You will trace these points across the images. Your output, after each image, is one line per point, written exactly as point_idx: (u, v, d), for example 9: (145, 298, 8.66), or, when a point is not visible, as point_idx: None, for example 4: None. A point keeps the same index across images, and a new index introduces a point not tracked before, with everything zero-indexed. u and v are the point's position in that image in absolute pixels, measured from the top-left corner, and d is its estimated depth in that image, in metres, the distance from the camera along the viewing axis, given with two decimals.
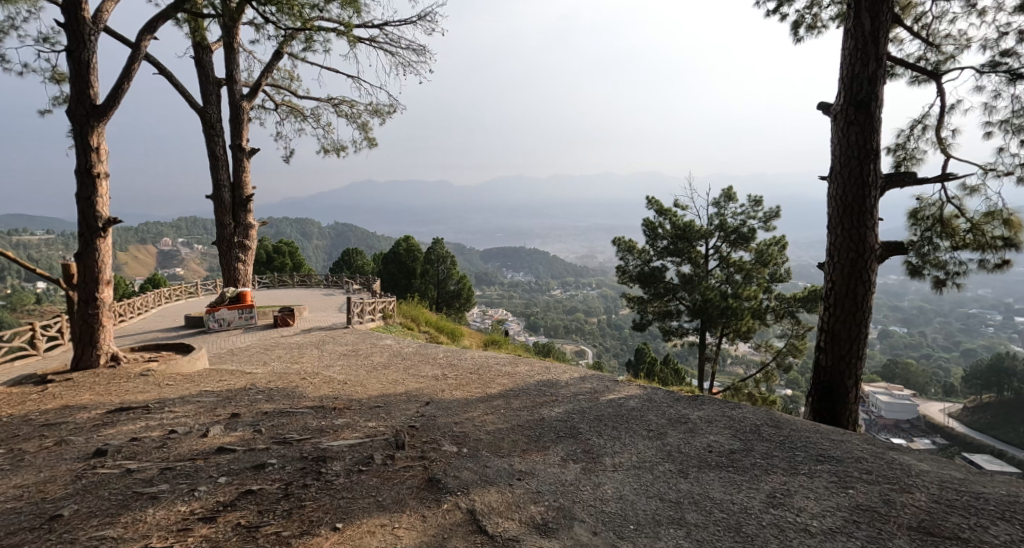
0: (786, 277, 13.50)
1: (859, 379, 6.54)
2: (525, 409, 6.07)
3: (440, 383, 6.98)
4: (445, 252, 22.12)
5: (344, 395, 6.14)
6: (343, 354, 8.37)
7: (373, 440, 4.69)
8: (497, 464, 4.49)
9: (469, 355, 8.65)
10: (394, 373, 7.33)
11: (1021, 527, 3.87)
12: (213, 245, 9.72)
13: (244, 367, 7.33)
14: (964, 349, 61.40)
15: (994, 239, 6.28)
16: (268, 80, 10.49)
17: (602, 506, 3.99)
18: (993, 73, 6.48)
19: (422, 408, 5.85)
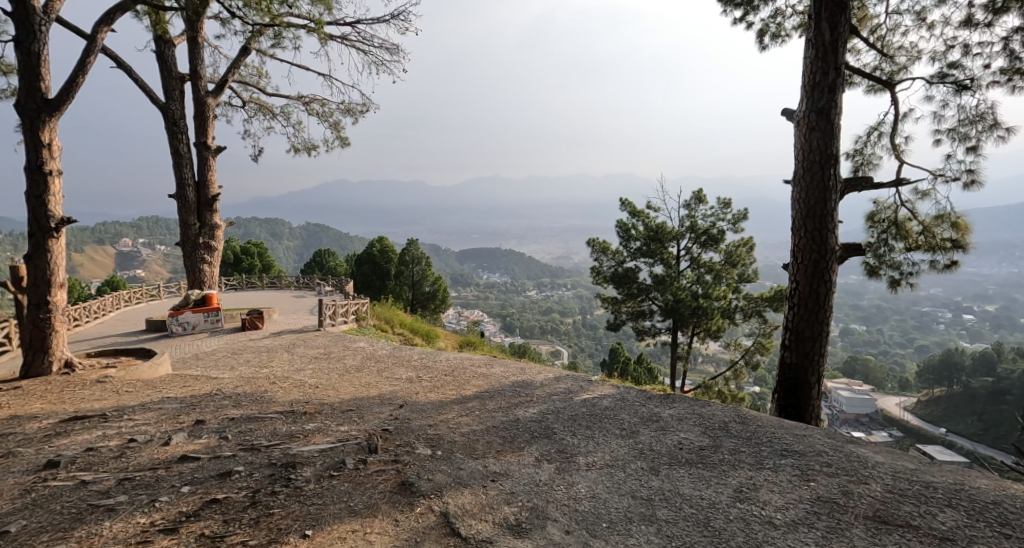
0: (753, 278, 14.00)
1: (821, 375, 6.82)
2: (500, 410, 6.17)
3: (413, 385, 7.03)
4: (420, 253, 22.13)
5: (315, 399, 6.15)
6: (315, 358, 8.35)
7: (345, 445, 4.74)
8: (471, 465, 4.59)
9: (443, 357, 8.71)
10: (367, 376, 7.36)
11: (967, 513, 4.12)
12: (177, 246, 9.49)
13: (210, 372, 7.27)
14: (918, 346, 63.98)
15: (944, 241, 6.62)
16: (235, 77, 10.34)
17: (576, 505, 4.13)
18: (942, 83, 6.83)
19: (397, 411, 5.91)
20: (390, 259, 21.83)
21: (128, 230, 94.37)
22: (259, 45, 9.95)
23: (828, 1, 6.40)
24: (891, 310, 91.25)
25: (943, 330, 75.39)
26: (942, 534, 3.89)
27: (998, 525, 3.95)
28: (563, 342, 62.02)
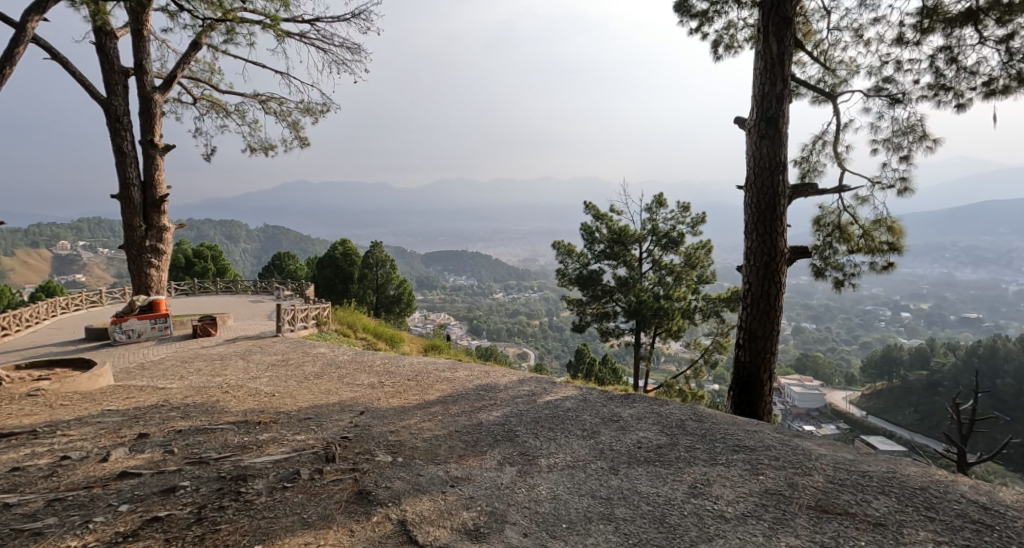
0: (711, 279, 14.54)
1: (772, 372, 7.13)
2: (463, 414, 6.24)
3: (375, 391, 7.03)
4: (384, 256, 22.01)
5: (270, 408, 6.10)
6: (272, 365, 8.25)
7: (301, 455, 4.74)
8: (431, 471, 4.66)
9: (406, 362, 8.73)
10: (327, 383, 7.32)
11: (898, 499, 4.40)
12: (121, 249, 9.13)
13: (156, 383, 7.11)
14: (862, 342, 66.93)
15: (882, 244, 7.01)
16: (184, 72, 10.11)
17: (536, 507, 4.25)
18: (877, 96, 7.24)
19: (357, 418, 5.93)
20: (353, 262, 21.56)
21: (70, 233, 90.14)
22: (211, 40, 9.75)
23: (775, 16, 6.71)
24: (838, 308, 95.21)
25: (885, 326, 79.15)
26: (875, 520, 4.15)
27: (924, 509, 4.23)
28: (529, 344, 62.42)
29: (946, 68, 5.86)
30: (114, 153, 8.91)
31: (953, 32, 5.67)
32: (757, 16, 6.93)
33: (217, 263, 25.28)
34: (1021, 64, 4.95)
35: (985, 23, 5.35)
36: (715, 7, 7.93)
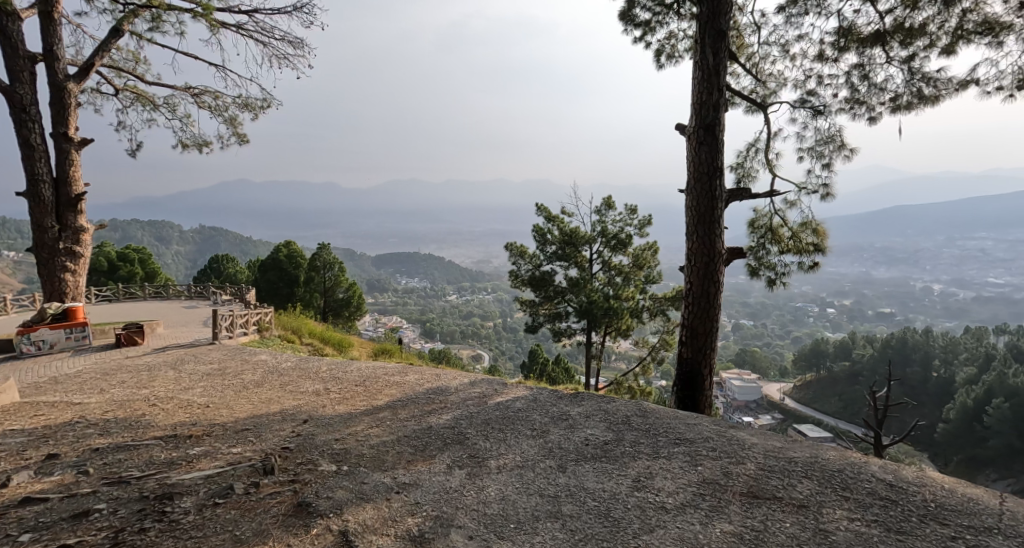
0: (658, 279, 15.11)
1: (712, 367, 7.52)
2: (412, 419, 6.30)
3: (320, 399, 7.01)
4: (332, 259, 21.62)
5: (203, 420, 5.99)
6: (208, 375, 8.08)
7: (235, 468, 4.71)
8: (376, 479, 4.72)
9: (353, 367, 8.68)
10: (269, 391, 7.26)
11: (820, 482, 4.73)
12: (31, 253, 8.71)
13: (72, 398, 6.83)
14: (796, 337, 70.67)
15: (809, 244, 7.52)
16: (103, 61, 9.69)
17: (485, 509, 4.37)
18: (802, 108, 7.75)
19: (299, 427, 5.90)
20: (299, 265, 20.99)
21: None
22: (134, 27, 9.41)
23: (711, 28, 7.09)
24: (776, 306, 99.73)
25: (816, 322, 83.71)
26: (799, 501, 4.45)
27: (841, 490, 4.57)
28: (482, 346, 62.60)
29: (860, 84, 6.34)
30: (21, 147, 8.53)
31: (865, 51, 6.15)
32: (695, 29, 7.30)
33: (144, 267, 24.04)
34: (921, 83, 5.44)
35: (892, 45, 5.84)
36: (657, 17, 8.27)
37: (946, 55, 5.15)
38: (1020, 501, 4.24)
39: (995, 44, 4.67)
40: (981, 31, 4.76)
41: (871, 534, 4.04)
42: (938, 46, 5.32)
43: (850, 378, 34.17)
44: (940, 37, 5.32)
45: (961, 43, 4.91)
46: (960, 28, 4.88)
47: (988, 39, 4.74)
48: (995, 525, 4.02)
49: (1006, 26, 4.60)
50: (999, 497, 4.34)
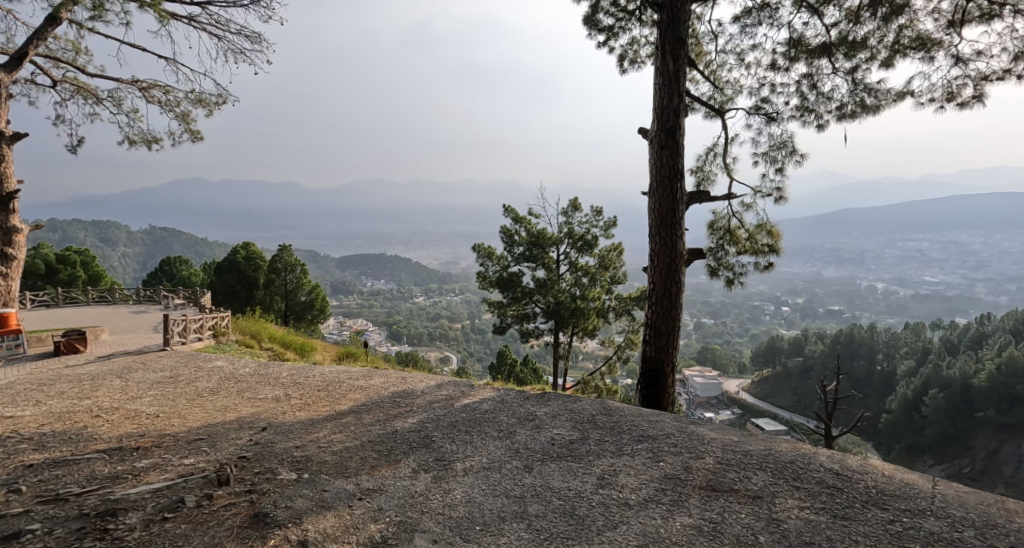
0: (623, 280, 15.51)
1: (675, 365, 7.79)
2: (377, 423, 5.68)
3: (279, 405, 6.30)
4: (294, 260, 21.18)
5: (153, 430, 5.51)
6: (158, 383, 7.47)
7: (186, 481, 4.30)
8: (337, 486, 4.33)
9: (316, 372, 7.80)
10: (224, 400, 6.58)
11: (774, 473, 4.79)
12: None
13: (3, 411, 6.28)
14: (754, 334, 72.99)
15: (764, 245, 7.86)
16: (40, 51, 9.36)
17: (450, 512, 4.10)
18: (757, 114, 8.10)
19: (258, 436, 5.36)
20: (258, 267, 20.24)
21: None
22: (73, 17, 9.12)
23: (671, 36, 7.34)
24: (736, 305, 102.44)
25: (773, 319, 86.58)
26: (754, 493, 4.48)
27: (792, 480, 4.66)
28: (449, 348, 62.51)
29: (809, 93, 6.69)
30: None
31: (813, 62, 6.49)
32: (655, 37, 7.56)
33: (87, 270, 23.52)
34: (864, 93, 5.79)
35: (837, 56, 6.18)
36: (620, 22, 8.51)
37: (886, 67, 5.50)
38: (950, 483, 4.52)
39: (927, 60, 5.02)
40: (915, 46, 5.11)
41: (820, 520, 4.10)
42: (879, 59, 5.66)
43: (801, 373, 36.75)
44: (880, 51, 5.67)
45: (898, 57, 5.25)
46: (897, 43, 5.21)
47: (921, 54, 5.08)
48: (928, 507, 4.21)
49: (937, 42, 4.96)
50: (933, 480, 4.60)
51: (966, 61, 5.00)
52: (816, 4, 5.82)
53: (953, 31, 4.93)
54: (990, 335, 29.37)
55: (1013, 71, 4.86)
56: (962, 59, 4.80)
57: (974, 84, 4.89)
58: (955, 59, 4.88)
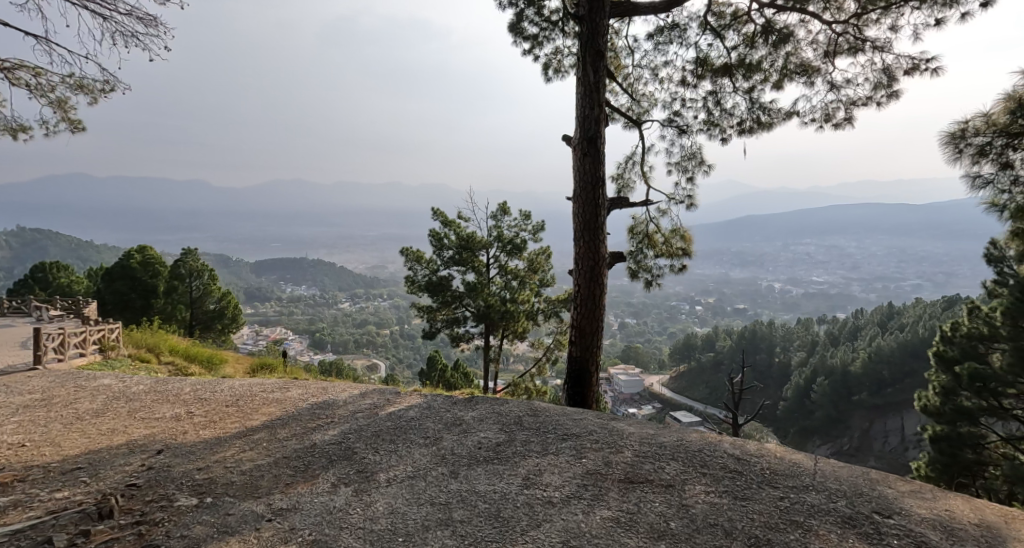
0: (551, 282, 16.00)
1: (599, 364, 8.05)
2: (292, 437, 5.44)
3: (180, 424, 5.66)
4: (199, 266, 19.67)
5: (22, 461, 4.77)
6: (24, 408, 6.22)
7: (59, 517, 3.86)
8: (243, 508, 4.13)
9: (224, 385, 7.11)
10: (112, 420, 5.76)
11: (686, 463, 5.02)
12: None
13: None
14: (673, 333, 76.70)
15: (678, 248, 8.29)
16: None
17: (372, 525, 4.06)
18: (670, 126, 8.53)
19: (152, 457, 4.86)
20: (158, 275, 18.40)
21: None
22: None
23: (591, 48, 7.58)
24: (656, 305, 106.89)
25: (689, 318, 91.32)
26: (667, 482, 4.67)
27: (699, 467, 4.92)
28: (376, 354, 61.40)
29: (714, 109, 7.13)
30: None
31: (717, 81, 6.93)
32: (577, 47, 7.77)
33: None
34: (759, 112, 6.25)
35: (736, 77, 6.63)
36: (543, 32, 8.71)
37: (777, 89, 5.97)
38: (830, 460, 5.01)
39: (808, 85, 5.51)
40: (798, 72, 5.60)
41: (723, 503, 4.32)
42: (770, 81, 6.13)
43: (714, 367, 39.30)
44: (772, 74, 6.14)
45: (785, 80, 5.72)
46: (784, 68, 5.68)
47: (804, 79, 5.57)
48: (810, 483, 4.61)
49: (816, 70, 5.45)
50: (815, 459, 5.07)
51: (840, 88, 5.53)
52: (718, 28, 6.23)
53: (829, 60, 5.44)
54: (865, 327, 32.82)
55: (875, 99, 5.43)
56: (836, 86, 5.31)
57: (845, 109, 5.42)
58: (830, 85, 5.38)
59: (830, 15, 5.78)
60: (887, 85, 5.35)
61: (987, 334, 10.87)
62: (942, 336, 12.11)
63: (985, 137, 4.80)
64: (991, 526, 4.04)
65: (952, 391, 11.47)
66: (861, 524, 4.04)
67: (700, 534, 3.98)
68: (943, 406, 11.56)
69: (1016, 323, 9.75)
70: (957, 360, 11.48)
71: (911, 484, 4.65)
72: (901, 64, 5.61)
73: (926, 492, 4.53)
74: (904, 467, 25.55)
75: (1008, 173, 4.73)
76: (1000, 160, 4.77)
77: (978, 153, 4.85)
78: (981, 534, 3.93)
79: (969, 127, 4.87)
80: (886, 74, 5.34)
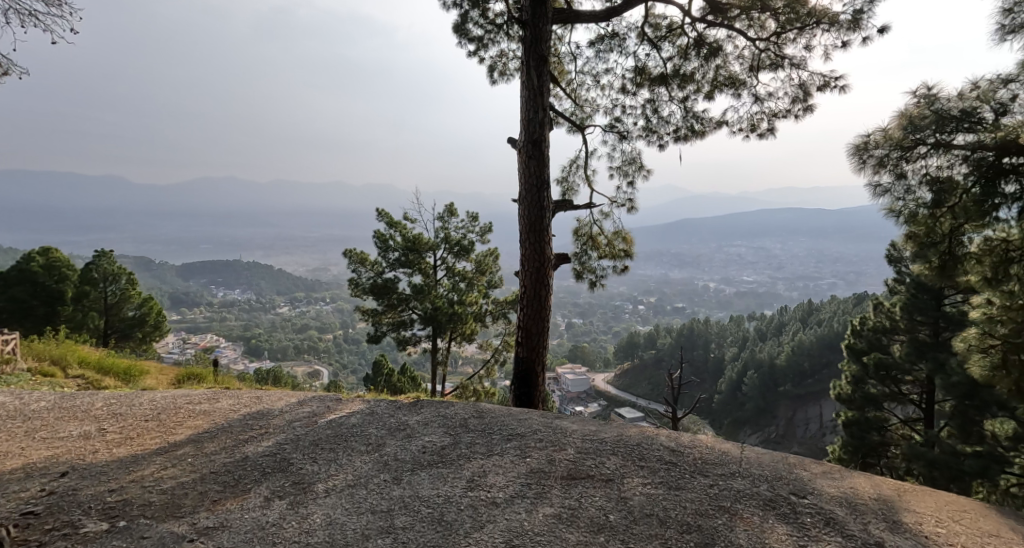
0: (499, 284, 16.05)
1: (544, 364, 8.06)
2: (221, 451, 5.17)
3: (90, 443, 5.25)
4: (115, 268, 18.42)
5: None
6: None
7: None
8: (161, 530, 3.89)
9: (144, 398, 6.64)
10: (10, 442, 5.25)
11: (626, 457, 5.07)
12: None
13: None
14: (616, 333, 78.43)
15: (621, 250, 8.42)
16: None
17: (308, 539, 3.90)
18: (611, 131, 8.65)
19: (55, 481, 4.48)
20: (63, 278, 17.23)
21: None
22: None
23: (534, 53, 7.60)
24: (601, 305, 108.89)
25: (632, 317, 93.71)
26: (607, 477, 4.70)
27: (637, 460, 4.98)
28: (320, 360, 60.11)
29: (652, 116, 7.28)
30: None
31: (654, 89, 7.09)
32: (521, 52, 7.77)
33: None
34: (693, 120, 6.42)
35: (671, 86, 6.80)
36: (489, 34, 8.66)
37: (709, 99, 6.14)
38: (754, 448, 5.18)
39: (736, 97, 5.70)
40: (727, 84, 5.78)
41: (658, 494, 4.39)
42: (702, 92, 6.32)
43: (655, 363, 40.44)
44: (704, 85, 6.33)
45: (715, 91, 5.90)
46: (714, 79, 5.85)
47: (732, 90, 5.77)
48: (737, 470, 4.76)
49: (743, 82, 5.65)
50: (741, 447, 5.23)
51: (763, 100, 5.75)
52: (654, 39, 6.37)
53: (754, 74, 5.66)
54: (788, 323, 34.71)
55: (793, 113, 5.68)
56: (760, 97, 5.51)
57: (768, 120, 5.64)
58: (755, 97, 5.58)
59: (753, 32, 6.03)
60: (803, 100, 5.61)
61: (889, 327, 11.74)
62: (851, 330, 12.84)
63: (883, 150, 5.07)
64: (889, 500, 4.28)
65: (860, 380, 12.08)
66: (780, 505, 4.20)
67: (637, 525, 4.02)
68: (852, 394, 12.17)
69: (913, 317, 10.99)
70: (864, 351, 12.15)
71: (823, 466, 4.87)
72: (814, 81, 5.90)
73: (836, 472, 4.77)
74: (823, 451, 27.13)
75: (902, 183, 5.00)
76: (897, 170, 5.03)
77: (878, 164, 5.12)
78: (880, 508, 4.16)
79: (870, 140, 5.15)
80: (802, 90, 5.59)
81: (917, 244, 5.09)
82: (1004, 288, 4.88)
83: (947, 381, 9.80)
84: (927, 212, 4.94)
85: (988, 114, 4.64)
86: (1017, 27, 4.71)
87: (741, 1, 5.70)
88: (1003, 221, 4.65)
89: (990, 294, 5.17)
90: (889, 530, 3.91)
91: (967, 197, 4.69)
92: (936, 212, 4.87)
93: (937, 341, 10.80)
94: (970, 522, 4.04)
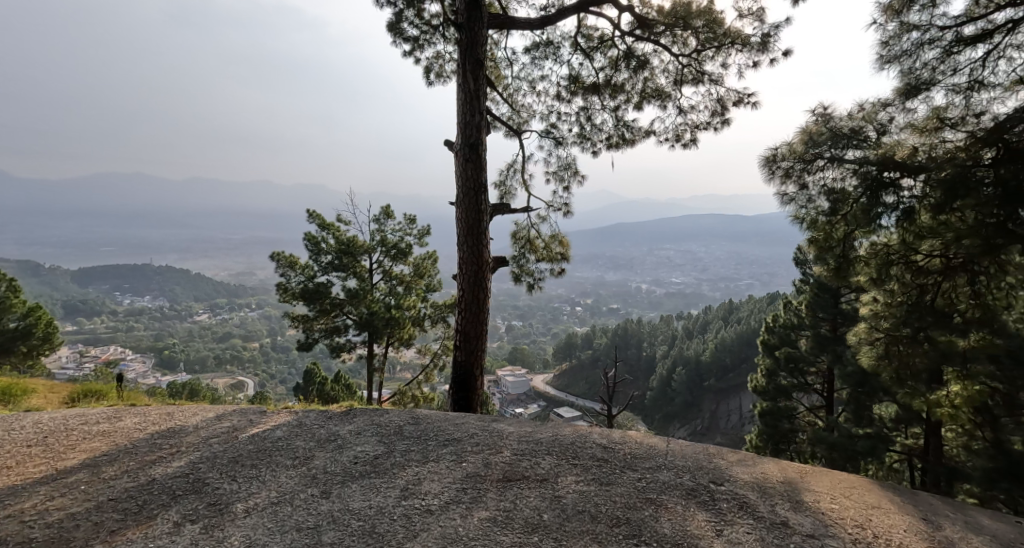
0: (437, 287, 15.80)
1: (483, 368, 7.93)
2: (125, 474, 4.74)
3: None
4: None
5: None
6: None
7: None
8: None
9: (31, 421, 6.00)
10: None
11: (561, 457, 5.01)
12: None
13: None
14: (553, 335, 79.23)
15: (557, 253, 8.43)
16: None
17: None
18: (547, 137, 8.64)
19: None
20: None
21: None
22: None
23: (470, 58, 7.47)
24: (539, 307, 109.90)
25: (568, 318, 95.13)
26: (542, 477, 4.63)
27: (571, 459, 4.94)
28: (246, 372, 57.40)
29: (585, 124, 7.32)
30: None
31: (587, 97, 7.12)
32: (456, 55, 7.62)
33: None
34: (624, 129, 6.48)
35: (603, 95, 6.86)
36: (424, 36, 8.48)
37: (637, 109, 6.22)
38: (679, 441, 5.27)
39: (662, 108, 5.80)
40: (654, 96, 5.87)
41: (590, 490, 4.35)
42: (632, 101, 6.39)
43: (591, 363, 41.15)
44: (634, 95, 6.40)
45: (643, 102, 5.97)
46: (642, 91, 5.93)
47: (658, 102, 5.86)
48: (662, 462, 4.80)
49: (669, 95, 5.75)
50: (667, 441, 5.30)
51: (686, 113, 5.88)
52: (587, 49, 6.39)
53: (677, 87, 5.77)
54: (712, 320, 36.27)
55: (713, 125, 5.82)
56: (683, 109, 5.61)
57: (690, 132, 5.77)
58: (678, 110, 5.68)
59: (678, 47, 6.16)
60: (722, 113, 5.76)
61: (796, 323, 12.28)
62: (766, 327, 13.55)
63: (788, 162, 5.26)
64: (794, 482, 4.44)
65: (772, 372, 12.93)
66: (701, 494, 4.25)
67: (568, 522, 3.96)
68: (767, 386, 13.04)
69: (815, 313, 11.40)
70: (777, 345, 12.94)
71: (739, 454, 5.00)
72: (731, 97, 6.09)
73: (750, 459, 4.90)
74: (743, 441, 28.50)
75: (803, 193, 5.20)
76: (801, 180, 5.22)
77: (785, 175, 5.31)
78: (786, 490, 4.29)
79: (778, 153, 5.34)
80: (720, 104, 5.74)
81: (817, 247, 5.23)
82: (886, 286, 5.08)
83: (844, 371, 10.45)
84: (825, 219, 5.12)
85: (872, 133, 4.92)
86: (892, 57, 4.98)
87: (665, 17, 5.76)
88: (885, 228, 4.83)
89: (875, 292, 5.32)
90: (794, 509, 4.04)
91: (855, 206, 4.85)
92: (833, 219, 5.04)
93: (835, 335, 11.24)
94: (860, 497, 4.25)
